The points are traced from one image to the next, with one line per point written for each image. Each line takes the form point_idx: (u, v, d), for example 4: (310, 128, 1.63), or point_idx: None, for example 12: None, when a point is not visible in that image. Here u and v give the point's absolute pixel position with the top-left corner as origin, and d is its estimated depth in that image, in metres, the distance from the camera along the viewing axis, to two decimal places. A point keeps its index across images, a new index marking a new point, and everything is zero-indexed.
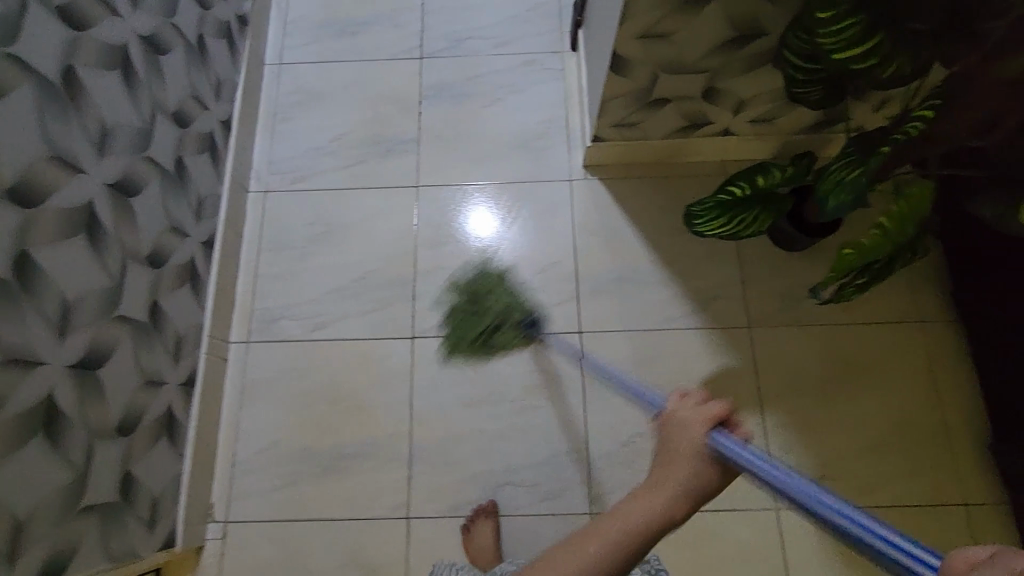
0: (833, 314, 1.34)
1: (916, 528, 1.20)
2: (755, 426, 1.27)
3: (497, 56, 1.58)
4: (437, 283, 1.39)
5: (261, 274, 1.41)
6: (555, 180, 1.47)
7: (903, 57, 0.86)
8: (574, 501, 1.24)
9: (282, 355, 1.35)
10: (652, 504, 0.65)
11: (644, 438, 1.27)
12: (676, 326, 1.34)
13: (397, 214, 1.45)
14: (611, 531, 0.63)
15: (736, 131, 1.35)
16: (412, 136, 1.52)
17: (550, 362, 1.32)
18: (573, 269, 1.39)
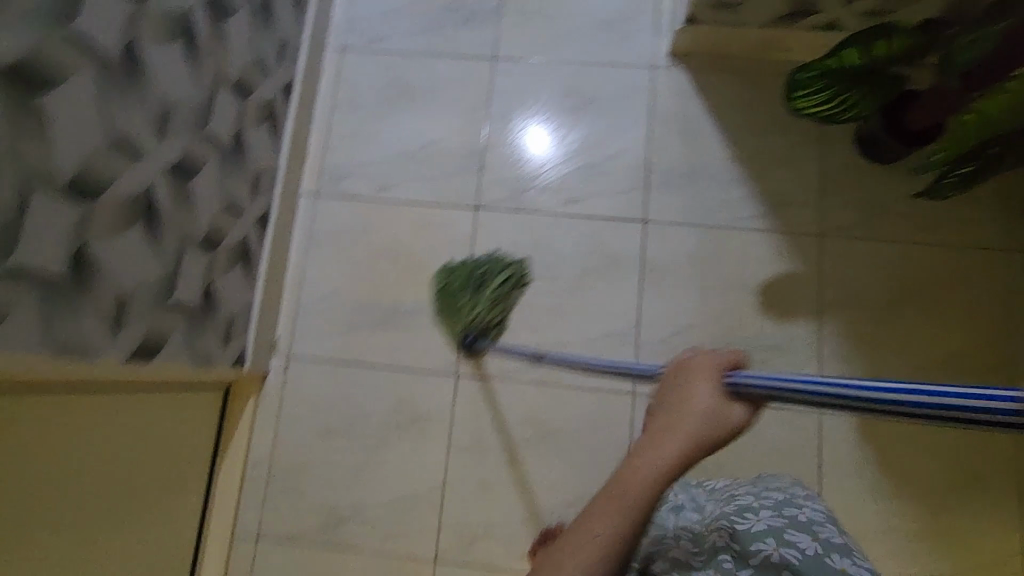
0: (912, 232, 1.28)
1: (957, 447, 1.21)
2: (809, 333, 1.27)
3: None
4: (505, 158, 1.39)
5: (334, 130, 1.43)
6: (637, 65, 1.41)
7: None
8: (619, 380, 1.27)
9: (349, 211, 1.39)
10: (650, 470, 0.69)
11: (695, 330, 1.28)
12: (742, 226, 1.32)
13: (470, 86, 1.43)
14: (644, 472, 0.69)
15: (843, 24, 1.25)
16: (492, 6, 1.47)
17: (609, 247, 1.33)
18: (644, 158, 1.36)
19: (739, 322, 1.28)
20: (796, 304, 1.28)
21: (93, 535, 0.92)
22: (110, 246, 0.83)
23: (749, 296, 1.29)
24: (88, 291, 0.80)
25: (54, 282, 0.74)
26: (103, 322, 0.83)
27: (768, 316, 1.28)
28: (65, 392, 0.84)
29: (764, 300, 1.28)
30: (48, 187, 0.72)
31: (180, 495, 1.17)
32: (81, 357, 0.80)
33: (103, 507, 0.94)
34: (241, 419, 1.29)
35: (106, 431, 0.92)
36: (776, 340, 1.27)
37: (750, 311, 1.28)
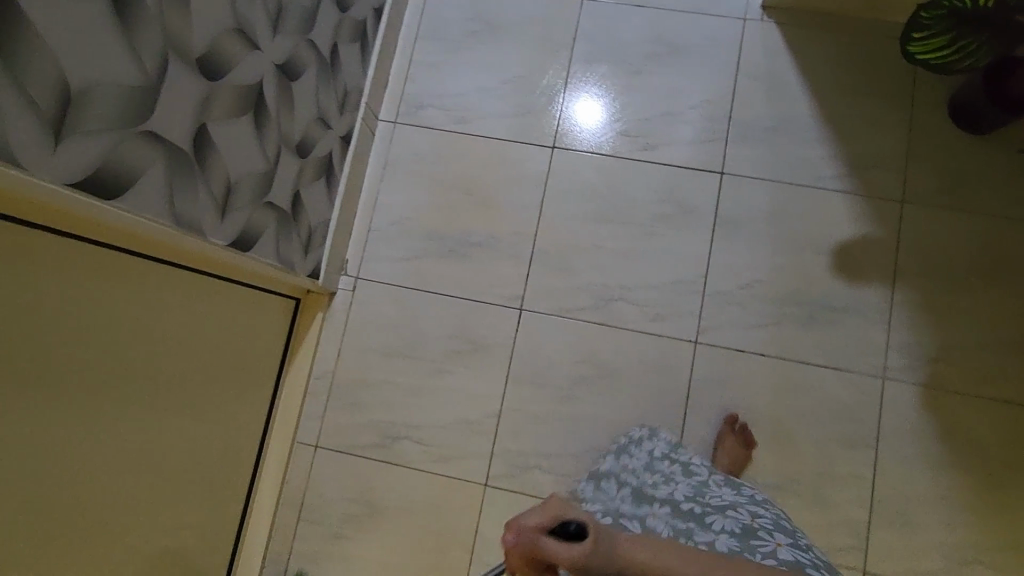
0: (996, 206, 1.26)
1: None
2: (881, 298, 1.25)
3: None
4: (585, 100, 1.38)
5: (416, 60, 1.43)
6: (726, 16, 1.38)
7: None
8: (681, 329, 1.28)
9: (426, 140, 1.40)
10: None
11: (763, 286, 1.27)
12: (820, 187, 1.30)
13: (554, 25, 1.42)
14: None
15: None
16: None
17: (682, 196, 1.32)
18: (726, 111, 1.35)
19: (809, 282, 1.27)
20: (869, 270, 1.26)
21: (192, 419, 1.00)
22: (224, 131, 0.86)
23: (822, 258, 1.27)
24: (204, 168, 0.83)
25: (179, 152, 0.77)
26: (213, 202, 0.87)
27: (839, 277, 1.26)
28: (224, 274, 1.00)
29: (837, 263, 1.27)
30: (182, 56, 0.74)
31: (227, 400, 1.11)
32: (193, 232, 0.84)
33: (139, 400, 0.87)
34: (309, 332, 1.33)
35: (217, 320, 1.00)
36: (845, 303, 1.25)
37: (822, 272, 1.27)
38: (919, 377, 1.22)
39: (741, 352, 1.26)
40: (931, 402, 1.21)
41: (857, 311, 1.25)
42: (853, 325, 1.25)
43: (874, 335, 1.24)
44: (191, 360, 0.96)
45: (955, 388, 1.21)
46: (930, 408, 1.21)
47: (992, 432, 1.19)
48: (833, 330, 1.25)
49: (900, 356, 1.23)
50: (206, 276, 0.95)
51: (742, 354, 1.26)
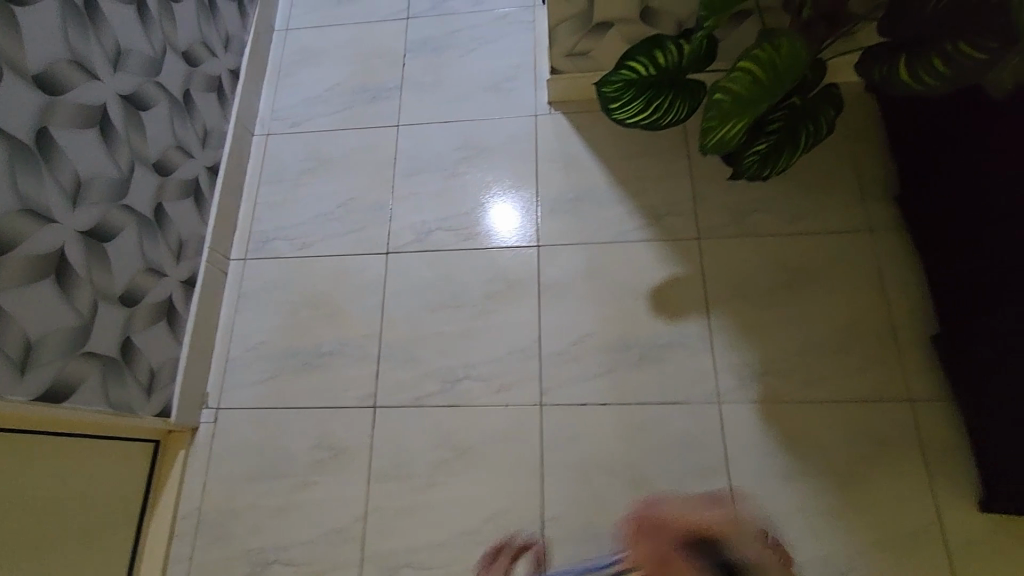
0: (779, 226, 1.38)
1: (858, 422, 1.22)
2: (702, 327, 1.33)
3: (474, 14, 1.75)
4: (411, 207, 1.55)
5: (260, 202, 1.60)
6: (520, 115, 1.59)
7: None
8: (526, 395, 1.33)
9: (274, 269, 1.52)
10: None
11: (592, 338, 1.35)
12: (627, 239, 1.43)
13: (378, 151, 1.62)
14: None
15: None
16: (395, 85, 1.70)
17: (505, 273, 1.44)
18: (532, 193, 1.51)
19: (634, 326, 1.35)
20: (684, 305, 1.35)
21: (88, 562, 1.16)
22: (18, 296, 0.97)
23: (641, 302, 1.37)
24: None
25: None
26: (9, 362, 0.96)
27: (658, 316, 1.35)
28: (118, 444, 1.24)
29: (654, 304, 1.36)
30: None
31: (81, 561, 1.14)
32: None
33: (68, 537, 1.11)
34: (170, 472, 1.34)
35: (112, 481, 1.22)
36: (669, 339, 1.33)
37: (644, 315, 1.36)
38: (752, 396, 1.26)
39: (583, 405, 1.30)
40: (770, 416, 1.24)
41: (682, 344, 1.32)
42: (683, 357, 1.31)
43: (702, 364, 1.30)
44: (64, 507, 1.10)
45: (787, 399, 1.25)
46: (770, 423, 1.24)
47: (830, 435, 1.21)
48: (664, 366, 1.31)
49: (729, 379, 1.28)
50: (59, 437, 1.09)
51: (586, 408, 1.30)
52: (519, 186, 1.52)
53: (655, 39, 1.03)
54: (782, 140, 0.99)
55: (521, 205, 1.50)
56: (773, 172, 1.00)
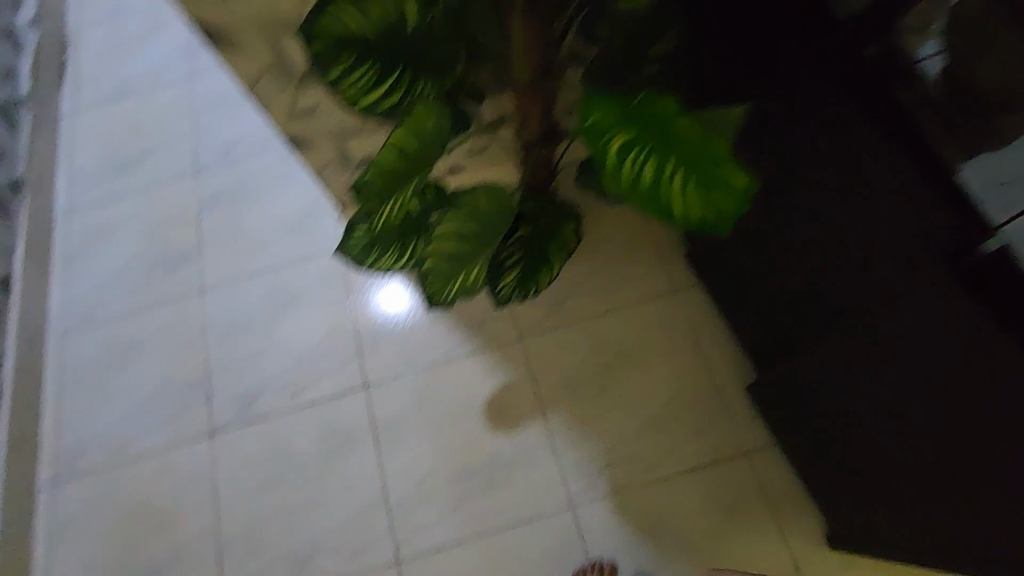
0: (594, 307, 1.39)
1: (704, 490, 1.22)
2: (542, 431, 1.31)
3: (262, 154, 1.70)
4: (229, 376, 1.45)
5: (65, 411, 1.46)
6: (325, 252, 1.55)
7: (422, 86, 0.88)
8: (381, 554, 1.25)
9: (89, 484, 1.38)
10: None
11: (438, 472, 1.30)
12: (453, 356, 1.40)
13: (186, 324, 1.53)
14: None
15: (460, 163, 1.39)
16: (193, 247, 1.61)
17: (338, 424, 1.37)
18: (352, 330, 1.46)
19: (476, 448, 1.31)
20: (521, 412, 1.33)
21: None
22: None
23: (478, 420, 1.34)
24: None
25: None
26: None
27: (499, 430, 1.32)
28: None
29: (492, 419, 1.33)
30: None
31: None
32: None
33: None
34: None
35: None
36: (513, 452, 1.30)
37: (484, 433, 1.32)
38: (602, 490, 1.25)
39: (441, 549, 1.24)
40: (622, 507, 1.23)
41: (525, 455, 1.30)
42: (529, 467, 1.28)
43: (548, 471, 1.28)
44: None
45: (635, 485, 1.24)
46: (623, 515, 1.23)
47: (681, 511, 1.21)
48: (512, 484, 1.28)
49: (577, 479, 1.27)
50: None
51: (444, 549, 1.24)
52: (338, 327, 1.47)
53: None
54: (531, 263, 0.99)
55: (405, 282, 1.49)
56: (539, 287, 0.99)
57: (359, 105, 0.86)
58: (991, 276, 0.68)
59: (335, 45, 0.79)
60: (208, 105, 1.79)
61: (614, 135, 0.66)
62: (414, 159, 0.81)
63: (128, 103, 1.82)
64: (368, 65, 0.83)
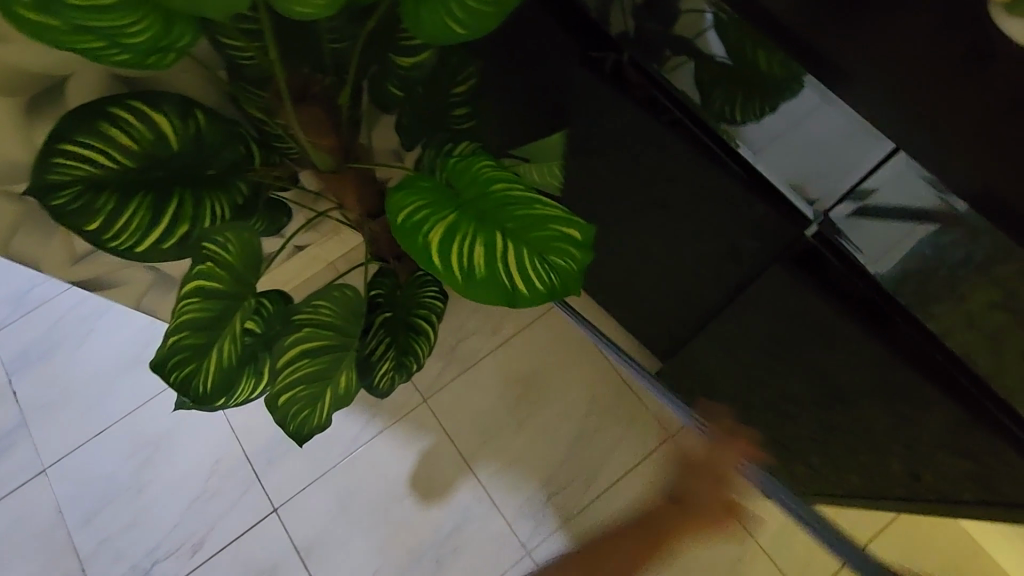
0: (488, 344, 1.34)
1: (646, 487, 1.23)
2: (475, 487, 1.25)
3: (70, 290, 1.44)
4: (109, 557, 1.24)
5: None
6: None
7: (210, 205, 0.76)
8: None
9: None
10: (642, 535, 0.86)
11: (382, 571, 1.20)
12: (360, 445, 1.29)
13: (34, 515, 1.27)
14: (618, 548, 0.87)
15: (300, 242, 1.27)
16: (14, 422, 1.35)
17: (257, 563, 1.22)
18: (240, 454, 1.30)
19: (414, 531, 1.22)
20: (448, 477, 1.26)
21: None
22: None
23: (407, 501, 1.25)
24: None
25: None
26: None
27: (432, 503, 1.24)
28: None
29: (421, 494, 1.25)
30: None
31: None
32: None
33: None
34: None
35: None
36: (453, 521, 1.23)
37: (417, 513, 1.24)
38: (552, 525, 1.22)
39: None
40: (576, 535, 1.21)
41: (466, 519, 1.23)
42: (474, 532, 1.22)
43: (494, 526, 1.22)
44: None
45: (581, 508, 1.23)
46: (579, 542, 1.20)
47: (632, 516, 1.21)
48: (461, 554, 1.21)
49: (524, 523, 1.22)
50: None
51: None
52: (223, 455, 1.30)
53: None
54: (402, 342, 0.92)
55: None
56: (420, 361, 0.93)
57: (136, 253, 0.72)
58: (821, 263, 0.69)
59: (79, 188, 0.67)
60: None
61: (432, 225, 0.59)
62: (225, 295, 0.70)
63: None
64: (129, 205, 0.70)
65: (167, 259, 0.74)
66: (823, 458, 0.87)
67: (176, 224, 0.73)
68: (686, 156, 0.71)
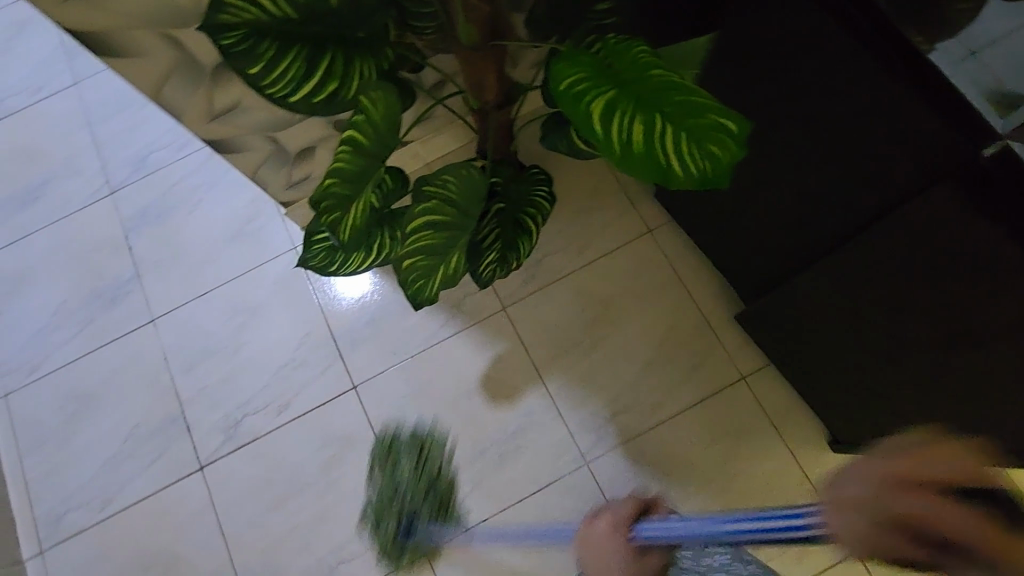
0: (571, 263, 1.36)
1: (711, 421, 1.25)
2: (543, 396, 1.29)
3: (183, 159, 1.53)
4: (204, 404, 1.36)
5: (33, 475, 1.35)
6: (279, 254, 1.44)
7: (357, 70, 0.78)
8: (407, 548, 1.24)
9: (80, 545, 1.29)
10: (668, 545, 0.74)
11: (447, 457, 1.28)
12: (437, 341, 1.35)
13: (142, 358, 1.40)
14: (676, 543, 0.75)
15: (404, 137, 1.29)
16: (130, 274, 1.47)
17: (333, 430, 1.32)
18: (326, 332, 1.38)
19: (480, 426, 1.29)
20: (518, 382, 1.31)
21: None
22: None
23: (477, 398, 1.31)
24: None
25: None
26: None
27: (498, 402, 1.30)
28: None
29: (491, 394, 1.31)
30: None
31: None
32: None
33: None
34: None
35: None
36: (517, 424, 1.28)
37: (485, 411, 1.30)
38: (613, 442, 1.26)
39: (466, 531, 1.24)
40: (635, 453, 1.25)
41: (531, 423, 1.28)
42: (538, 436, 1.27)
43: (557, 434, 1.27)
44: None
45: (643, 430, 1.26)
46: (637, 460, 1.25)
47: (692, 446, 1.24)
48: (522, 454, 1.27)
49: (586, 436, 1.26)
50: None
51: (469, 532, 1.23)
52: (311, 330, 1.38)
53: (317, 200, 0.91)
54: (510, 237, 0.94)
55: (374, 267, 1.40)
56: (521, 258, 0.95)
57: (287, 102, 0.75)
58: (992, 182, 0.62)
59: (247, 32, 0.69)
60: (107, 113, 1.58)
61: (593, 96, 0.61)
62: (370, 153, 0.73)
63: (12, 125, 1.60)
64: (288, 55, 0.72)
65: (308, 113, 0.78)
66: (922, 389, 0.89)
67: (326, 83, 0.76)
68: (855, 63, 0.69)
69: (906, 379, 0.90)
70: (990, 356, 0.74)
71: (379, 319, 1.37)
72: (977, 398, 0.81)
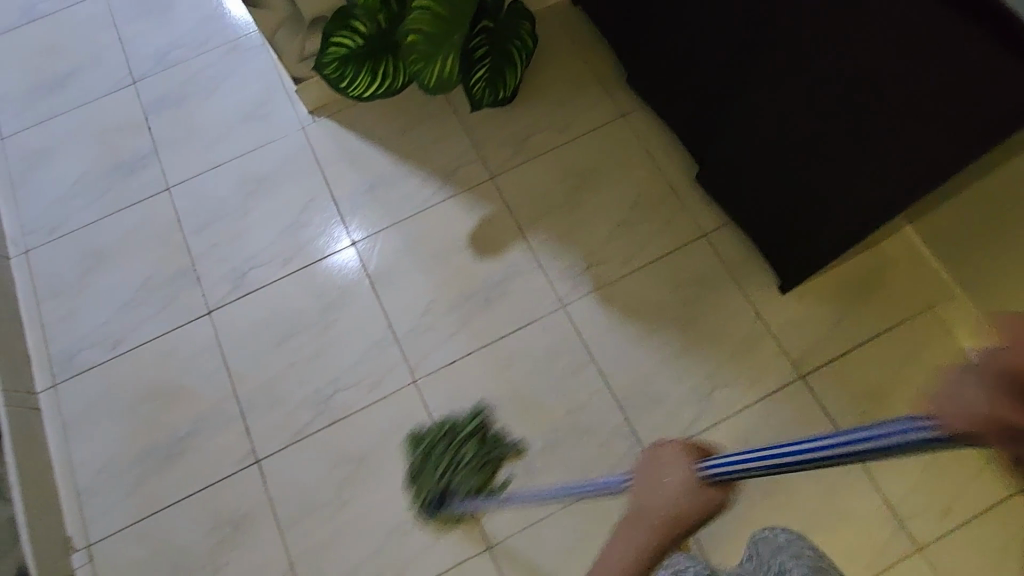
0: (553, 140, 1.52)
1: (675, 269, 1.39)
2: (525, 250, 1.43)
3: (201, 54, 1.68)
4: (214, 259, 1.48)
5: (48, 320, 1.45)
6: (288, 132, 1.58)
7: None
8: (397, 378, 1.35)
9: (91, 380, 1.38)
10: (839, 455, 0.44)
11: (437, 302, 1.40)
12: (430, 205, 1.49)
13: (157, 220, 1.52)
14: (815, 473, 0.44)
15: None
16: (149, 150, 1.60)
17: (333, 280, 1.44)
18: (328, 197, 1.51)
19: (467, 275, 1.42)
20: (503, 239, 1.44)
21: None
22: None
23: (465, 252, 1.44)
24: None
25: None
26: None
27: (485, 255, 1.43)
28: None
29: (478, 249, 1.44)
30: None
31: None
32: None
33: None
34: None
35: None
36: (502, 273, 1.41)
37: (472, 263, 1.43)
38: (589, 287, 1.39)
39: (453, 363, 1.35)
40: (608, 297, 1.38)
41: (514, 273, 1.41)
42: (521, 283, 1.40)
43: (537, 282, 1.40)
44: None
45: (615, 278, 1.40)
46: (610, 303, 1.38)
47: (659, 290, 1.38)
48: (506, 298, 1.39)
49: (563, 283, 1.40)
50: None
51: (455, 364, 1.35)
52: (315, 196, 1.52)
53: (342, 12, 1.07)
54: (496, 62, 1.11)
55: (375, 142, 1.55)
56: (507, 82, 1.13)
57: None
58: None
59: None
60: (132, 16, 1.74)
61: None
62: None
63: (43, 25, 1.75)
64: None
65: None
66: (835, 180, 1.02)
67: None
68: None
69: (830, 173, 1.02)
70: (881, 110, 0.87)
71: (377, 186, 1.51)
72: (877, 168, 0.94)
